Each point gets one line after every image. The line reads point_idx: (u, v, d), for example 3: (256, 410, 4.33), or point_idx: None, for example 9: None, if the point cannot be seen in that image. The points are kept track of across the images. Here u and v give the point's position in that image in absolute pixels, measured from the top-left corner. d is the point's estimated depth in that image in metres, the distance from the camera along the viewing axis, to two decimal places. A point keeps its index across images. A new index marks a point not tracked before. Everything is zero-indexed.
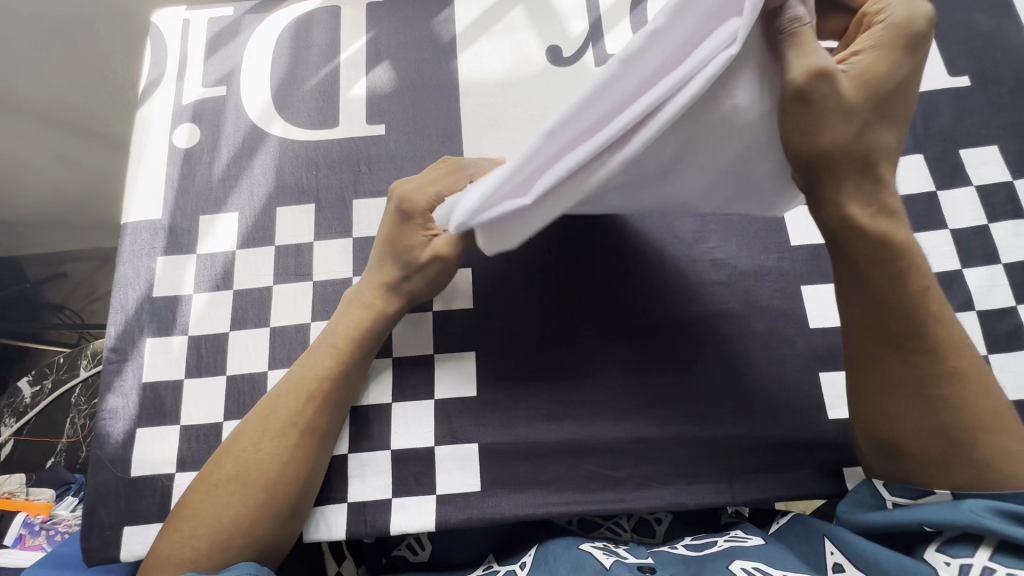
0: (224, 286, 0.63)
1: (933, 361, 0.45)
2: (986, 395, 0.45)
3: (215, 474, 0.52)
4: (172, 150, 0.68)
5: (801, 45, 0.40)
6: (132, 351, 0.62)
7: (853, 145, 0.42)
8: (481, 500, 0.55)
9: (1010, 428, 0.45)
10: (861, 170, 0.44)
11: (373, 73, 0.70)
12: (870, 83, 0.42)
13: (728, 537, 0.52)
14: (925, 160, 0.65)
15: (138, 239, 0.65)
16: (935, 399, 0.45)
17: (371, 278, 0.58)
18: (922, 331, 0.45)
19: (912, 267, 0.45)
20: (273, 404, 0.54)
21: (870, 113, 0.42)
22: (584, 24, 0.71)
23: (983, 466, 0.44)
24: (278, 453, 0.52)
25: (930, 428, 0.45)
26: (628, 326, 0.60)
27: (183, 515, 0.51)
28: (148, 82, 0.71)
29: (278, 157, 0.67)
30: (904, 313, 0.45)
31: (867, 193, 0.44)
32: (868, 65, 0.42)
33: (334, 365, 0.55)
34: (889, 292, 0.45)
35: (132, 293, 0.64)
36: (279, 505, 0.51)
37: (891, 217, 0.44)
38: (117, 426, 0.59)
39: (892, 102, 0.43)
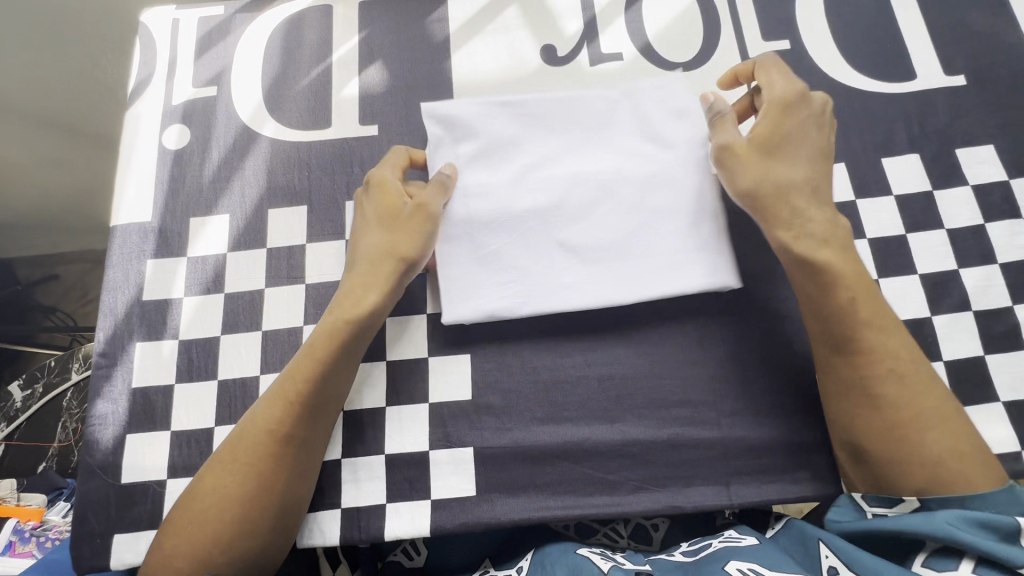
0: (215, 289, 0.62)
1: (871, 363, 0.49)
2: (928, 395, 0.48)
3: (205, 485, 0.51)
4: (162, 152, 0.67)
5: (720, 125, 0.57)
6: (121, 356, 0.61)
7: (770, 186, 0.53)
8: (475, 505, 0.55)
9: (953, 427, 0.47)
10: (784, 204, 0.53)
11: (366, 74, 0.69)
12: (778, 141, 0.55)
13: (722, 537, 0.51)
14: (921, 159, 0.64)
15: (127, 242, 0.64)
16: (877, 399, 0.49)
17: (354, 273, 0.57)
18: (854, 337, 0.50)
19: (836, 280, 0.51)
20: (257, 412, 0.53)
21: (778, 164, 0.54)
22: (578, 23, 0.70)
23: (931, 463, 0.46)
24: (256, 464, 0.51)
25: (879, 427, 0.48)
26: (624, 329, 0.59)
27: (170, 527, 0.51)
28: (137, 82, 0.70)
29: (269, 158, 0.67)
30: (836, 322, 0.50)
31: (793, 225, 0.53)
32: (774, 125, 0.55)
33: (311, 370, 0.53)
34: (821, 303, 0.51)
35: (121, 297, 0.63)
36: (259, 521, 0.50)
37: (815, 242, 0.52)
38: (106, 433, 0.59)
39: (801, 154, 0.54)
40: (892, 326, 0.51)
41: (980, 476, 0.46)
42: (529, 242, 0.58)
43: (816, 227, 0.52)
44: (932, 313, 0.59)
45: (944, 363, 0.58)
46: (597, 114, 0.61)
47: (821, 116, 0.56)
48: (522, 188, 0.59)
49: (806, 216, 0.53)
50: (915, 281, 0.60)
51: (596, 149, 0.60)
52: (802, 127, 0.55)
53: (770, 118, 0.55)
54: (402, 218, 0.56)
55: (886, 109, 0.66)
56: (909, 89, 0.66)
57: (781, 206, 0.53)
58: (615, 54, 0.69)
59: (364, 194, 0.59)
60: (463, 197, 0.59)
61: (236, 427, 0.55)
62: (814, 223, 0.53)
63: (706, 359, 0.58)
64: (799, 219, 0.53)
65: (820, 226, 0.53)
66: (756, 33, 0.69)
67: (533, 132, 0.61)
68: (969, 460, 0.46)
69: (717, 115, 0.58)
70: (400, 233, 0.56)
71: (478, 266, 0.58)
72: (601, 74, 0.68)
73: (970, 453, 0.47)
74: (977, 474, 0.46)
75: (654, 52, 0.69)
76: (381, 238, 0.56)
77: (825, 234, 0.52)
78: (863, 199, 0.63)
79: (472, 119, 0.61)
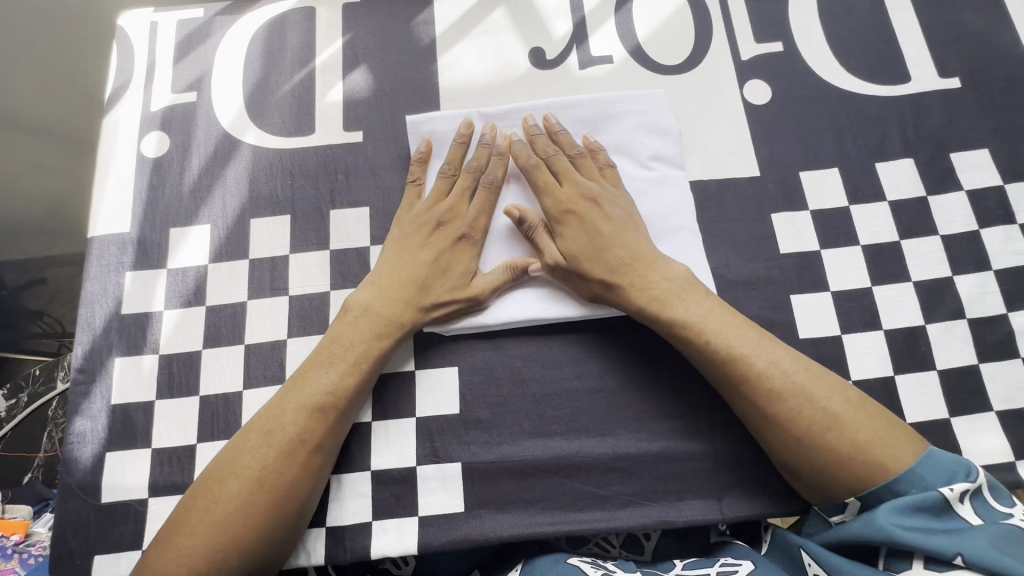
0: (196, 302, 0.61)
1: (749, 393, 0.50)
2: (816, 400, 0.49)
3: (217, 490, 0.49)
4: (140, 160, 0.66)
5: (538, 244, 0.57)
6: (100, 372, 0.59)
7: (589, 286, 0.56)
8: (463, 521, 0.54)
9: (852, 419, 0.48)
10: (619, 289, 0.54)
11: (350, 78, 0.68)
12: (581, 247, 0.56)
13: (720, 565, 0.50)
14: (915, 164, 0.63)
15: (106, 253, 0.63)
16: (773, 420, 0.49)
17: (401, 299, 0.56)
18: (722, 374, 0.51)
19: (687, 329, 0.52)
20: (279, 418, 0.51)
21: (589, 259, 0.55)
22: (568, 25, 0.69)
23: (844, 465, 0.47)
24: (284, 470, 0.50)
25: (789, 443, 0.48)
26: (616, 340, 0.58)
27: (177, 538, 0.48)
28: (113, 89, 0.68)
29: (251, 166, 0.65)
30: (706, 367, 0.52)
31: (636, 294, 0.54)
32: (576, 235, 0.56)
33: (349, 382, 0.53)
34: (693, 355, 0.52)
35: (99, 311, 0.61)
36: (282, 526, 0.49)
37: (656, 301, 0.54)
38: (85, 451, 0.57)
39: (608, 240, 0.56)
40: (754, 346, 0.51)
41: (893, 458, 0.46)
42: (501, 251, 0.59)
43: (656, 287, 0.54)
44: (926, 321, 0.58)
45: (937, 372, 0.57)
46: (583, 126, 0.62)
47: (600, 199, 0.58)
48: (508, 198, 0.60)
49: (646, 279, 0.54)
50: (909, 288, 0.59)
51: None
52: (586, 222, 0.57)
53: (575, 235, 0.56)
54: (468, 282, 0.57)
55: (881, 112, 0.65)
56: (903, 92, 0.65)
57: (611, 287, 0.55)
58: (605, 57, 0.67)
59: (455, 231, 0.58)
60: None
61: (242, 429, 0.53)
62: (655, 282, 0.54)
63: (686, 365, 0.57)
64: (634, 287, 0.54)
65: (662, 282, 0.54)
66: (748, 35, 0.68)
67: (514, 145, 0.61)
68: (875, 447, 0.47)
69: (529, 232, 0.58)
70: (464, 284, 0.57)
71: None
72: (591, 78, 0.67)
73: (885, 443, 0.47)
74: (887, 456, 0.46)
75: (645, 54, 0.68)
76: (441, 279, 0.56)
77: (671, 288, 0.54)
78: (856, 205, 0.62)
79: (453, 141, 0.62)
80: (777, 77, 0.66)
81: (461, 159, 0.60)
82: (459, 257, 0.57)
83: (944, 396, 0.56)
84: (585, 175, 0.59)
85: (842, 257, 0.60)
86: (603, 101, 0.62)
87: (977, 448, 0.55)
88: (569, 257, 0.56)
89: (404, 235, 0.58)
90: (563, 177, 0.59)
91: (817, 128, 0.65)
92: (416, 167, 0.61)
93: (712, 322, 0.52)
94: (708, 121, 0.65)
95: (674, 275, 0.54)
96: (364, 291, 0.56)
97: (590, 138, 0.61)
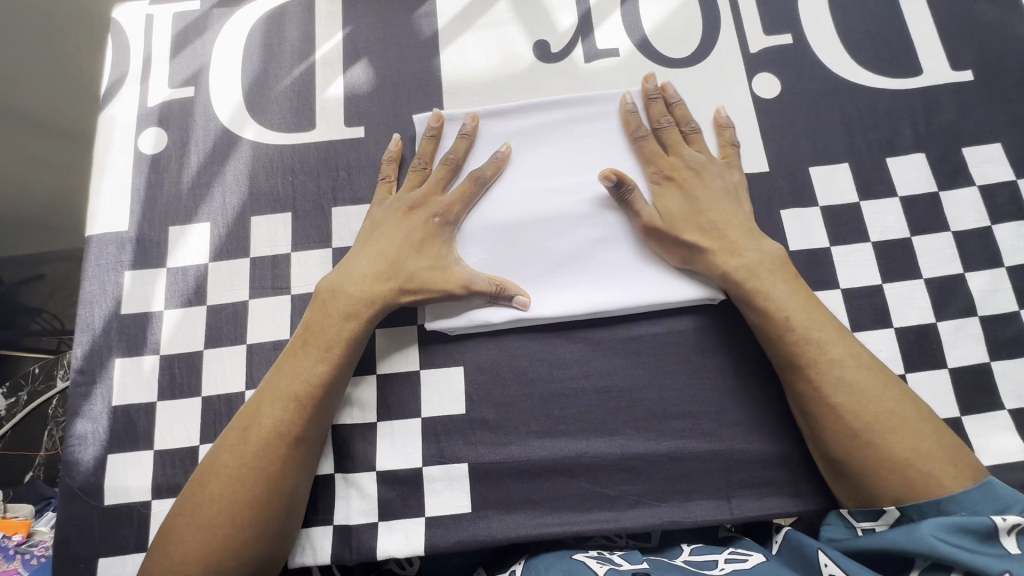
0: (197, 301, 0.60)
1: (820, 378, 0.49)
2: (882, 401, 0.48)
3: (201, 493, 0.49)
4: (138, 157, 0.64)
5: (634, 206, 0.56)
6: (100, 373, 0.59)
7: (677, 248, 0.55)
8: (471, 522, 0.53)
9: (917, 425, 0.47)
10: (713, 252, 0.53)
11: (351, 73, 0.66)
12: (680, 210, 0.55)
13: (729, 553, 0.50)
14: (927, 159, 0.62)
15: (104, 253, 0.62)
16: (835, 409, 0.48)
17: (366, 286, 0.54)
18: (793, 356, 0.50)
19: (771, 298, 0.52)
20: (256, 414, 0.51)
21: (683, 222, 0.55)
22: (573, 18, 0.67)
23: (900, 471, 0.46)
24: (265, 465, 0.49)
25: (842, 437, 0.48)
26: (626, 340, 0.57)
27: (169, 543, 0.48)
28: (109, 84, 0.67)
29: (251, 162, 0.64)
30: (780, 344, 0.51)
31: (729, 264, 0.53)
32: (674, 199, 0.56)
33: (320, 371, 0.52)
34: (769, 333, 0.52)
35: (98, 310, 0.60)
36: (270, 524, 0.49)
37: (744, 269, 0.53)
38: (87, 453, 0.57)
39: (707, 205, 0.55)
40: (833, 336, 0.50)
41: (948, 475, 0.45)
42: (543, 236, 0.58)
43: (746, 260, 0.53)
44: (937, 319, 0.58)
45: (949, 370, 0.56)
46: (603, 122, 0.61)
47: (705, 166, 0.57)
48: (530, 195, 0.59)
49: (739, 247, 0.53)
50: (920, 285, 0.59)
51: (574, 160, 0.60)
52: (686, 189, 0.56)
53: (673, 197, 0.56)
54: (445, 266, 0.55)
55: (891, 106, 0.64)
56: (915, 84, 0.64)
57: (703, 250, 0.54)
58: (611, 50, 0.66)
59: (434, 214, 0.56)
60: (497, 189, 0.59)
61: (221, 435, 0.53)
62: (745, 252, 0.53)
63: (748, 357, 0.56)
64: (723, 251, 0.53)
65: (752, 254, 0.53)
66: (757, 27, 0.66)
67: (572, 132, 0.61)
68: (933, 460, 0.46)
69: (625, 194, 0.56)
70: (439, 268, 0.55)
71: (504, 251, 0.58)
72: (598, 71, 0.65)
73: (939, 454, 0.46)
74: (944, 471, 0.45)
75: (652, 47, 0.66)
76: (415, 262, 0.55)
77: (762, 267, 0.53)
78: (866, 201, 0.61)
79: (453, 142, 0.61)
80: (787, 70, 0.65)
81: (433, 152, 0.60)
82: (430, 242, 0.56)
83: (955, 394, 0.56)
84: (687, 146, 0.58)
85: (852, 254, 0.60)
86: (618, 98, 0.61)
87: (989, 447, 0.54)
88: (664, 217, 0.55)
89: (382, 221, 0.57)
90: (672, 145, 0.58)
91: (827, 123, 0.63)
92: (387, 165, 0.61)
93: (801, 309, 0.51)
94: (716, 115, 0.63)
95: (767, 250, 0.54)
96: (333, 278, 0.55)
97: (722, 113, 0.61)
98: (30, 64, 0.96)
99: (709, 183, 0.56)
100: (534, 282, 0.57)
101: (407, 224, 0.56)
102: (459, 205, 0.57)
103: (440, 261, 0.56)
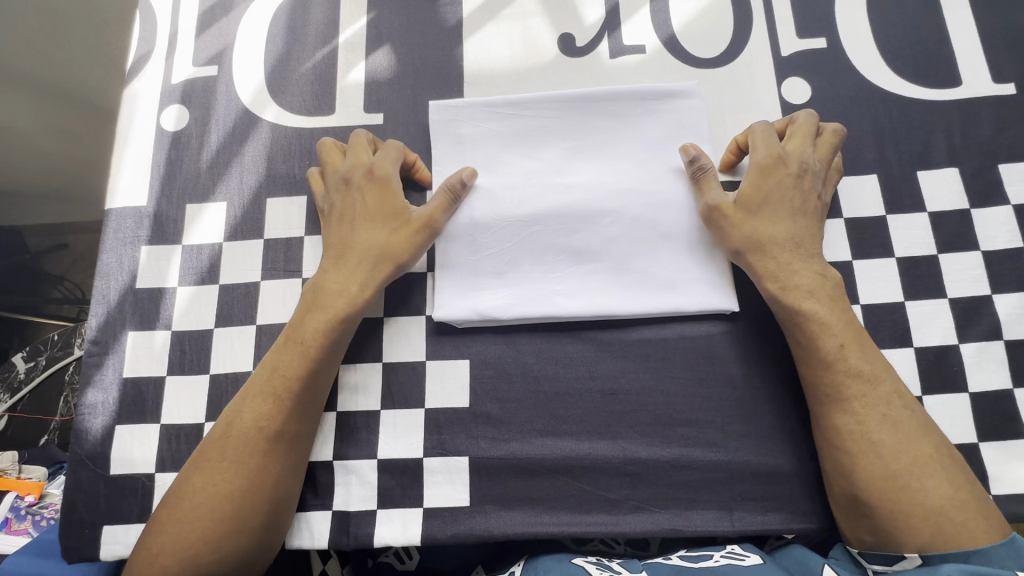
0: (209, 280, 0.61)
1: (865, 405, 0.49)
2: (920, 442, 0.48)
3: (185, 486, 0.50)
4: (159, 133, 0.65)
5: (705, 184, 0.55)
6: (113, 344, 0.60)
7: (737, 242, 0.53)
8: (468, 516, 0.53)
9: (951, 474, 0.47)
10: (770, 251, 0.53)
11: (373, 58, 0.66)
12: (757, 199, 0.54)
13: (725, 552, 0.50)
14: (960, 174, 0.60)
15: (122, 226, 0.62)
16: (875, 444, 0.48)
17: (338, 276, 0.55)
18: (838, 385, 0.50)
19: (823, 327, 0.51)
20: (240, 413, 0.52)
21: (758, 220, 0.53)
22: (600, 12, 0.66)
23: (931, 515, 0.46)
24: (242, 461, 0.50)
25: (880, 478, 0.47)
26: (665, 338, 0.56)
27: (154, 529, 0.49)
28: (135, 59, 0.67)
29: (269, 144, 0.64)
30: (828, 375, 0.50)
31: (782, 277, 0.52)
32: (757, 188, 0.54)
33: (299, 364, 0.52)
34: (816, 358, 0.50)
35: (114, 284, 0.61)
36: (256, 515, 0.49)
37: (802, 291, 0.52)
38: (96, 422, 0.58)
39: (777, 214, 0.53)
40: (881, 369, 0.50)
41: (979, 527, 0.45)
42: (547, 241, 0.57)
43: (801, 276, 0.52)
44: (960, 341, 0.56)
45: (968, 395, 0.54)
46: (635, 119, 0.59)
47: (807, 173, 0.55)
48: (547, 190, 0.58)
49: (793, 267, 0.52)
50: (944, 305, 0.57)
51: (591, 154, 0.59)
52: (776, 188, 0.54)
53: (755, 180, 0.54)
54: (404, 219, 0.56)
55: (927, 118, 0.61)
56: (953, 96, 0.62)
57: (766, 264, 0.53)
58: (637, 47, 0.65)
59: (360, 179, 0.57)
60: (502, 189, 0.58)
61: (206, 436, 0.54)
62: (802, 271, 0.52)
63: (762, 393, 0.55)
64: (784, 268, 0.52)
65: (808, 277, 0.52)
66: (790, 29, 0.64)
67: (598, 131, 0.60)
68: (970, 509, 0.46)
69: (697, 174, 0.56)
70: (401, 240, 0.55)
71: (497, 257, 0.57)
72: (622, 68, 0.64)
73: (970, 504, 0.46)
74: (976, 524, 0.45)
75: (679, 45, 0.65)
76: (377, 242, 0.55)
77: (814, 288, 0.52)
78: (894, 215, 0.59)
79: (473, 129, 0.60)
80: (818, 75, 0.63)
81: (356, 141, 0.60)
82: (388, 212, 0.56)
83: (973, 419, 0.54)
84: (805, 145, 0.56)
85: (875, 269, 0.58)
86: (655, 97, 0.59)
87: (1007, 477, 0.53)
88: (738, 207, 0.54)
89: (332, 215, 0.57)
90: (790, 141, 0.57)
91: (858, 133, 0.61)
92: (333, 157, 0.59)
93: (853, 335, 0.51)
94: (740, 119, 0.62)
95: (828, 274, 0.53)
96: (313, 279, 0.56)
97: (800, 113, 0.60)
98: (51, 29, 0.95)
99: (802, 197, 0.54)
100: (546, 281, 0.57)
101: (357, 204, 0.56)
102: (377, 161, 0.57)
103: (399, 229, 0.56)
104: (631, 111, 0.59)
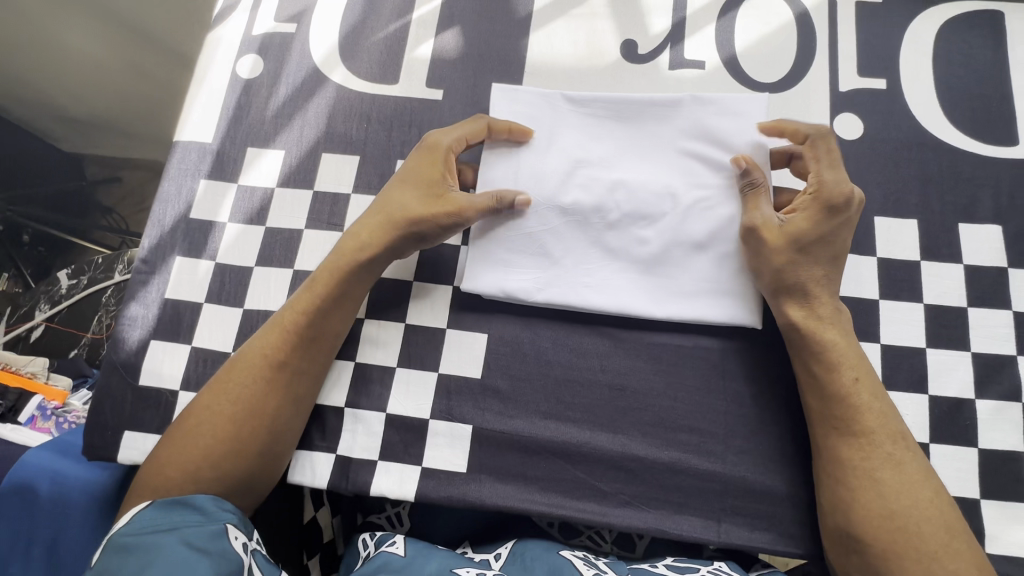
0: (257, 220, 0.64)
1: (871, 440, 0.49)
2: (921, 485, 0.48)
3: (198, 401, 0.54)
4: (233, 78, 0.69)
5: (753, 202, 0.56)
6: (161, 266, 0.63)
7: (771, 264, 0.54)
8: (464, 483, 0.55)
9: (949, 523, 0.47)
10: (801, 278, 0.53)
11: (442, 37, 0.69)
12: (806, 228, 0.53)
13: (711, 568, 0.51)
14: (1003, 233, 0.60)
15: (186, 158, 0.66)
16: (876, 480, 0.48)
17: (363, 229, 0.58)
18: (847, 417, 0.50)
19: (838, 359, 0.51)
20: (254, 341, 0.56)
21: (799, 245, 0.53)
22: (666, 23, 0.68)
23: (924, 559, 0.46)
24: (247, 385, 0.53)
25: (876, 514, 0.47)
26: (681, 346, 0.57)
27: (168, 440, 0.53)
28: (222, 8, 0.72)
29: (332, 103, 0.67)
30: (837, 405, 0.50)
31: (804, 304, 0.53)
32: (809, 215, 0.54)
33: (313, 303, 0.55)
34: (828, 388, 0.51)
35: (170, 210, 0.65)
36: (262, 441, 0.53)
37: (822, 322, 0.53)
38: (134, 333, 0.61)
39: (813, 245, 0.53)
40: (888, 408, 0.51)
41: None
42: (581, 234, 0.59)
43: (820, 306, 0.53)
44: (977, 397, 0.55)
45: (977, 451, 0.54)
46: (687, 127, 0.60)
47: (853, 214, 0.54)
48: (589, 183, 0.60)
49: (818, 297, 0.53)
50: (966, 358, 0.56)
51: (639, 157, 0.61)
52: (826, 221, 0.53)
53: (809, 210, 0.54)
54: (437, 190, 0.58)
55: (977, 172, 0.61)
56: (1008, 155, 0.62)
57: (793, 288, 0.53)
58: (697, 62, 0.66)
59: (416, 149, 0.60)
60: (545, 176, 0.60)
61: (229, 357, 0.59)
62: (824, 302, 0.53)
63: (769, 415, 0.55)
64: (808, 296, 0.53)
65: (827, 309, 0.53)
66: (852, 66, 0.65)
67: (649, 134, 0.61)
68: (964, 559, 0.46)
69: (748, 189, 0.56)
70: (424, 206, 0.57)
71: (530, 242, 0.59)
72: (680, 80, 0.66)
73: (965, 554, 0.46)
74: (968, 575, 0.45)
75: (739, 66, 0.66)
76: (404, 203, 0.58)
77: (830, 318, 0.53)
78: (929, 262, 0.59)
79: (527, 115, 0.62)
80: (873, 115, 0.64)
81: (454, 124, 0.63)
82: (424, 181, 0.58)
83: (979, 476, 0.54)
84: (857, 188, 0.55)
85: (900, 312, 0.58)
86: (713, 107, 0.60)
87: (1004, 538, 0.52)
88: (780, 229, 0.54)
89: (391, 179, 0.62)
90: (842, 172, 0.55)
91: (904, 176, 0.62)
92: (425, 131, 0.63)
93: (867, 372, 0.52)
94: None
95: (842, 309, 0.54)
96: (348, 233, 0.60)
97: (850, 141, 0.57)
98: None
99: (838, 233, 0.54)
100: (575, 271, 0.58)
101: (405, 170, 0.60)
102: (437, 133, 0.60)
103: (426, 197, 0.58)
104: (687, 117, 0.61)
